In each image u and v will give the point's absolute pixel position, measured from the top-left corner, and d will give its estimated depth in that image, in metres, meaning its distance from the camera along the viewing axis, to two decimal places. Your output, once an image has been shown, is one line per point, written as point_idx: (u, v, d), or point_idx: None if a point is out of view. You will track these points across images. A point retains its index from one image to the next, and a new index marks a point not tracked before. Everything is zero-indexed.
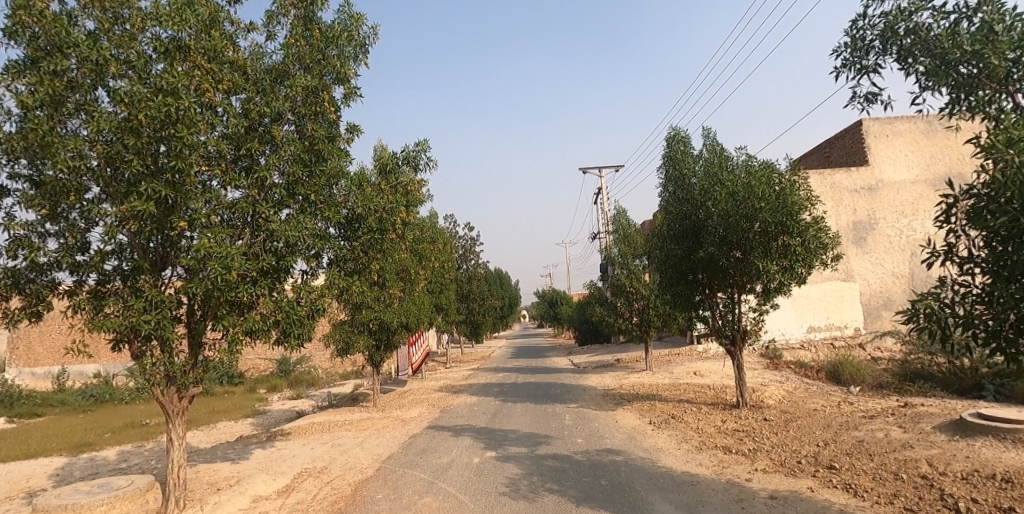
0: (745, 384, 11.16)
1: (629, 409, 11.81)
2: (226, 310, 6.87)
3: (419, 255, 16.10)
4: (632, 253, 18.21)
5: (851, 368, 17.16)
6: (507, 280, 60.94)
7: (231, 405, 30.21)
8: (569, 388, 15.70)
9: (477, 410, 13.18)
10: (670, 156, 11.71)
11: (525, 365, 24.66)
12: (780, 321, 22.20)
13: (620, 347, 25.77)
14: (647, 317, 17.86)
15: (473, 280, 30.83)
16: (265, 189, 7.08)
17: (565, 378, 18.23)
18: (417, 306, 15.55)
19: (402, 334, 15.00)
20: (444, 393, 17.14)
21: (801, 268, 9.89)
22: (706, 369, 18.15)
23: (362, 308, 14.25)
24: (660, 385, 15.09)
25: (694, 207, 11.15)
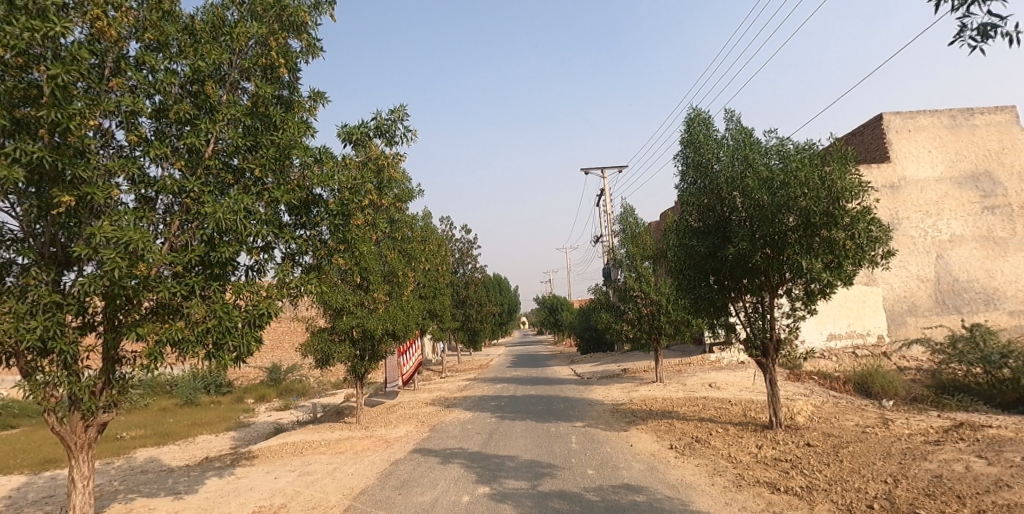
0: (778, 402, 9.67)
1: (645, 429, 10.29)
2: (138, 315, 5.36)
3: (408, 256, 14.63)
4: (642, 255, 16.74)
5: (881, 380, 15.73)
6: (506, 286, 59.52)
7: (215, 417, 28.64)
8: (573, 403, 14.17)
9: (470, 429, 11.67)
10: (689, 141, 10.29)
11: (525, 375, 23.18)
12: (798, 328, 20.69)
13: (625, 356, 24.21)
14: (658, 324, 16.37)
15: (470, 285, 29.35)
16: (197, 163, 5.59)
17: (569, 391, 16.74)
18: (407, 312, 14.01)
19: (388, 343, 13.49)
20: (436, 408, 15.60)
21: (849, 266, 8.38)
22: (722, 380, 16.69)
23: (343, 314, 12.74)
24: (674, 400, 13.62)
25: (720, 197, 9.72)
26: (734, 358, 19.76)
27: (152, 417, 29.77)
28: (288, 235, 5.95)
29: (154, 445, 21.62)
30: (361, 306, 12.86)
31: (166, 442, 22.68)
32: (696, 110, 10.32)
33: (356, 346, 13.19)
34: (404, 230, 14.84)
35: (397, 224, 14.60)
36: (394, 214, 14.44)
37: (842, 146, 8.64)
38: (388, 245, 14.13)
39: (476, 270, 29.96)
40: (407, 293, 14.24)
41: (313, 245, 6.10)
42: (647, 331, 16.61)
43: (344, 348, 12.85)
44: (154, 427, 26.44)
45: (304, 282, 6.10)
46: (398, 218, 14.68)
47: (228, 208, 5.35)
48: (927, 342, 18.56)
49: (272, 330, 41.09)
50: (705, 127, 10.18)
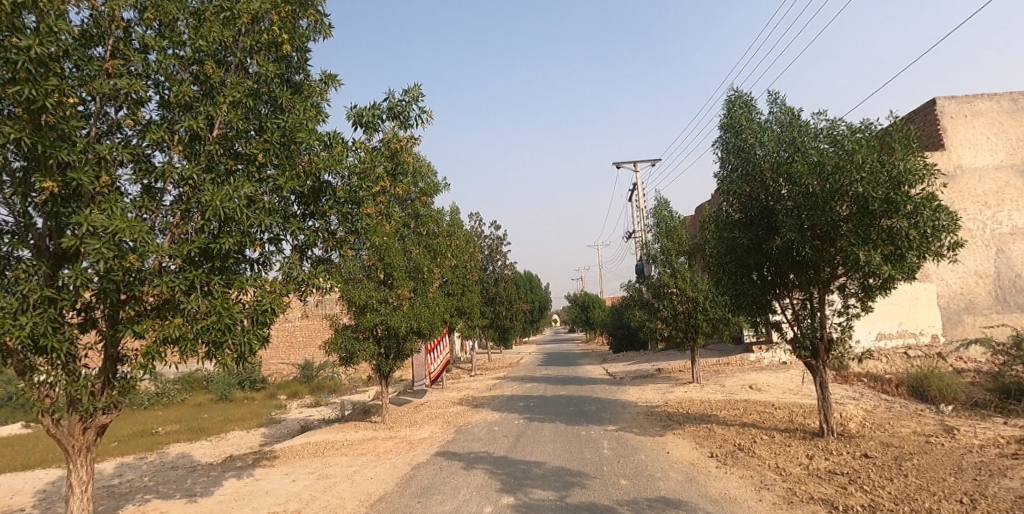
0: (829, 408, 8.92)
1: (682, 435, 9.64)
2: (137, 310, 5.04)
3: (434, 251, 14.22)
4: (677, 249, 15.98)
5: (938, 382, 14.68)
6: (537, 283, 58.93)
7: (248, 413, 28.84)
8: (605, 404, 13.56)
9: (497, 431, 11.18)
10: (729, 125, 9.58)
11: (556, 374, 22.59)
12: None
13: (659, 355, 23.40)
14: (695, 322, 15.61)
15: (500, 282, 28.89)
16: (197, 148, 5.17)
17: (601, 391, 16.12)
18: (432, 309, 13.60)
19: (414, 341, 13.07)
20: (463, 408, 15.17)
21: (911, 258, 7.58)
22: (763, 382, 15.84)
23: (366, 311, 12.40)
24: (713, 402, 12.89)
25: (765, 186, 8.99)
26: (775, 358, 18.85)
27: (188, 413, 30.17)
28: (295, 226, 5.47)
29: (187, 441, 21.77)
30: (384, 303, 12.52)
31: (199, 437, 22.86)
32: (737, 92, 9.60)
33: (381, 345, 12.84)
34: (429, 225, 14.44)
35: (421, 219, 14.22)
36: (418, 209, 14.08)
37: (903, 125, 7.81)
38: (412, 241, 13.79)
39: (506, 267, 29.47)
40: (432, 290, 13.84)
41: (325, 237, 5.65)
42: (683, 329, 15.90)
43: (368, 346, 12.52)
44: (189, 423, 26.75)
45: (313, 277, 5.66)
46: (423, 212, 14.32)
47: (227, 195, 4.91)
48: (987, 342, 17.32)
49: (305, 327, 41.39)
50: (747, 109, 9.43)
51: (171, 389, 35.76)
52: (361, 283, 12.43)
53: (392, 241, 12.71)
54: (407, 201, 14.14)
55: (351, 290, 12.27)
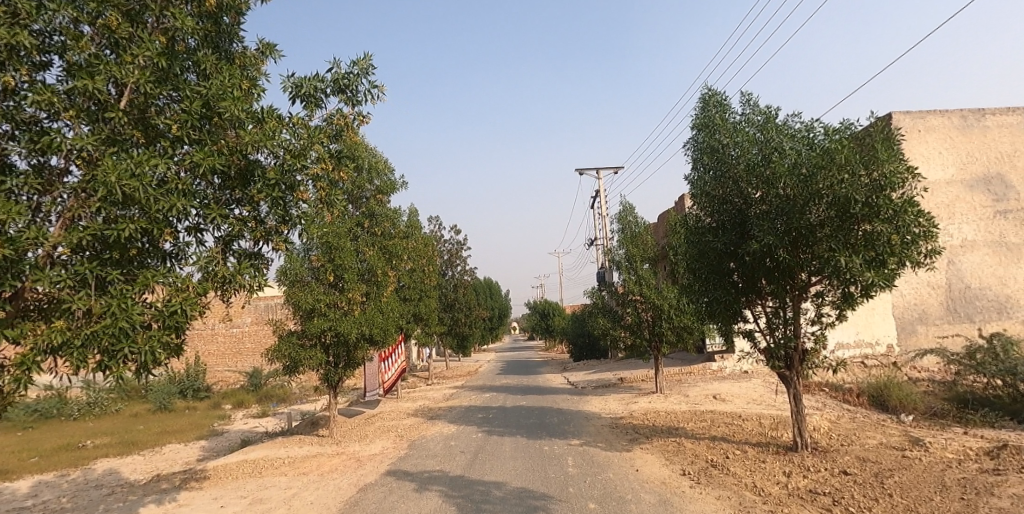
0: (803, 421, 8.51)
1: (650, 450, 9.07)
2: (14, 310, 4.13)
3: (389, 254, 13.39)
4: (642, 256, 15.57)
5: (898, 392, 14.64)
6: (497, 290, 58.26)
7: (188, 424, 27.12)
8: (568, 416, 12.93)
9: (454, 447, 10.39)
10: (702, 125, 9.15)
11: (515, 383, 21.90)
12: None
13: (620, 363, 22.99)
14: (659, 330, 15.18)
15: (459, 288, 28.07)
16: (97, 115, 4.29)
17: (563, 401, 15.52)
18: (387, 315, 12.74)
19: (365, 349, 12.18)
20: (418, 420, 14.31)
21: (893, 264, 7.20)
22: (727, 392, 15.53)
23: (314, 316, 11.48)
24: (678, 413, 12.44)
25: (739, 188, 8.57)
26: (736, 368, 18.67)
27: (122, 424, 28.21)
28: (215, 211, 4.59)
29: (116, 456, 20.14)
30: (333, 307, 11.63)
31: (131, 451, 21.22)
32: (711, 90, 9.18)
33: (329, 353, 11.91)
34: (385, 226, 13.61)
35: (377, 219, 13.40)
36: (373, 208, 13.29)
37: (884, 125, 7.47)
38: (367, 243, 12.99)
39: (465, 272, 28.67)
40: (387, 296, 13.01)
41: (255, 227, 4.81)
42: (647, 338, 15.47)
43: (315, 355, 11.54)
44: (121, 436, 24.91)
45: (241, 272, 4.80)
46: (378, 212, 13.48)
47: (125, 170, 4.06)
48: (941, 352, 17.51)
49: (253, 334, 39.57)
50: (721, 108, 9.01)
51: (106, 398, 33.52)
52: (309, 287, 11.59)
53: (344, 240, 11.90)
54: (361, 200, 13.37)
55: (298, 294, 11.42)
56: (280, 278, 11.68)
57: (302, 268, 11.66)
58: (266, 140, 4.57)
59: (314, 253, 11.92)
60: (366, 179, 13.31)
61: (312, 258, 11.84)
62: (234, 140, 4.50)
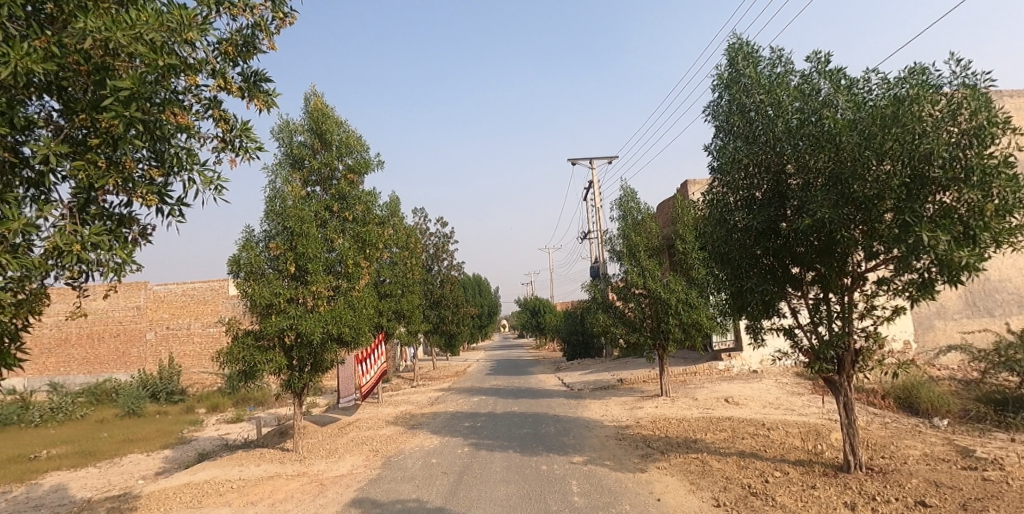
0: (857, 435, 7.07)
1: (670, 470, 7.58)
2: None
3: (363, 242, 11.76)
4: (645, 246, 14.09)
5: (928, 393, 13.29)
6: (486, 288, 56.72)
7: (155, 431, 25.36)
8: (566, 425, 11.42)
9: (435, 466, 8.82)
10: (732, 81, 7.67)
11: (506, 384, 20.41)
12: None
13: (617, 362, 21.54)
14: (665, 327, 13.72)
15: (446, 284, 26.51)
16: None
17: (559, 406, 14.01)
18: (360, 311, 11.13)
19: (333, 351, 10.54)
20: (398, 429, 12.74)
21: (981, 239, 5.83)
22: (740, 394, 14.10)
23: (273, 313, 9.90)
24: (692, 420, 10.99)
25: (778, 153, 7.12)
26: (744, 368, 17.26)
27: (86, 431, 26.39)
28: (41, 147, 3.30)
29: (69, 469, 18.39)
30: (295, 302, 10.05)
31: (86, 462, 19.48)
32: (740, 40, 7.69)
33: (290, 356, 10.29)
34: (360, 210, 11.87)
35: (349, 203, 11.65)
36: (344, 191, 11.52)
37: (966, 65, 6.00)
38: (337, 229, 11.33)
39: (452, 267, 27.07)
40: (363, 291, 11.35)
41: (113, 174, 3.62)
42: (652, 336, 14.09)
43: (274, 358, 9.94)
44: (80, 444, 23.10)
45: (87, 245, 3.31)
46: (350, 194, 11.72)
47: None
48: (966, 349, 16.20)
49: None
50: (751, 61, 7.53)
51: (71, 403, 31.60)
52: (266, 279, 9.99)
53: (307, 225, 10.29)
54: (331, 181, 11.61)
55: (253, 288, 9.84)
56: (233, 269, 10.08)
57: (259, 258, 10.06)
58: (119, 29, 3.40)
59: (272, 240, 10.32)
60: (337, 157, 11.55)
61: (270, 246, 10.24)
62: (71, 33, 3.39)
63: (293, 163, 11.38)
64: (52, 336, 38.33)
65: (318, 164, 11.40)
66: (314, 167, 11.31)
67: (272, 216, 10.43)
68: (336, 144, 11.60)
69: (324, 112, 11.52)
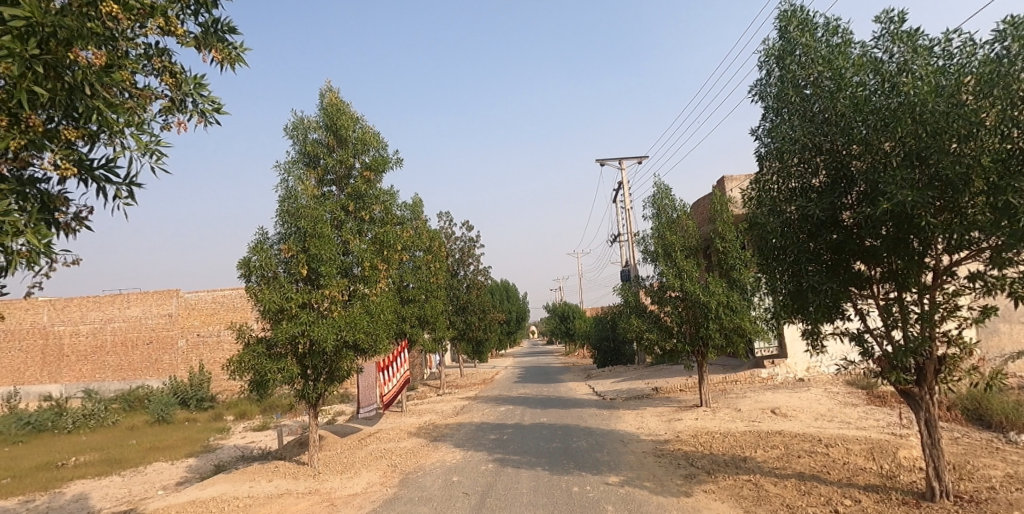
0: (941, 456, 6.10)
1: (719, 495, 6.69)
2: None
3: (382, 244, 11.12)
4: (682, 245, 13.17)
5: (1001, 405, 12.03)
6: (514, 294, 56.07)
7: (182, 438, 25.19)
8: (599, 439, 10.56)
9: (455, 486, 8.04)
10: (784, 51, 6.79)
11: (535, 393, 19.63)
12: None
13: (651, 370, 20.51)
14: (704, 333, 12.76)
15: (473, 289, 25.85)
16: None
17: (591, 418, 13.14)
18: (378, 317, 10.49)
19: (349, 359, 9.89)
20: (419, 441, 12.04)
21: None
22: (788, 405, 13.03)
23: (285, 318, 9.32)
24: (738, 435, 10.03)
25: (843, 131, 6.23)
26: (789, 375, 16.27)
27: (115, 438, 26.47)
28: None
29: (93, 478, 18.19)
30: (307, 306, 9.46)
31: (112, 471, 19.29)
32: (792, 6, 6.80)
33: (303, 364, 9.68)
34: (379, 210, 11.18)
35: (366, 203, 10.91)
36: (360, 190, 10.82)
37: None
38: (354, 230, 10.68)
39: (478, 272, 26.43)
40: (382, 295, 10.70)
41: (19, 136, 3.55)
42: (690, 343, 13.14)
43: (287, 367, 9.36)
44: (108, 452, 23.05)
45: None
46: (367, 192, 10.97)
47: None
48: None
49: None
50: (807, 29, 6.65)
51: (103, 410, 31.89)
52: (276, 283, 9.43)
53: (320, 225, 9.70)
54: (347, 180, 10.97)
55: (264, 292, 9.29)
56: (243, 272, 9.55)
57: (269, 260, 9.50)
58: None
59: (284, 241, 9.75)
60: (353, 155, 10.89)
61: (280, 247, 9.66)
62: None
63: (307, 160, 10.76)
64: (87, 343, 38.91)
65: (333, 161, 10.76)
66: (328, 165, 10.67)
67: (284, 216, 9.86)
68: (352, 141, 10.93)
69: (339, 106, 10.86)
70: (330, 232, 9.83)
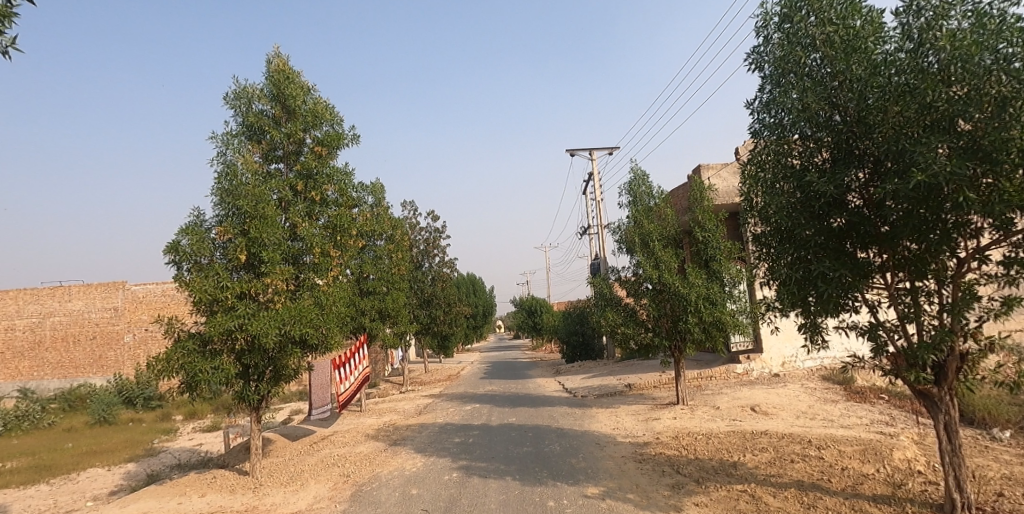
0: (961, 464, 5.46)
1: (712, 509, 5.92)
2: None
3: (336, 229, 10.02)
4: (660, 235, 12.41)
5: (983, 401, 11.66)
6: (481, 288, 55.09)
7: (124, 440, 23.52)
8: (573, 442, 9.73)
9: (414, 501, 7.07)
10: (791, 9, 6.04)
11: (503, 390, 18.76)
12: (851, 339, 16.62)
13: (622, 366, 19.83)
14: (683, 328, 12.06)
15: (438, 281, 24.82)
16: None
17: (563, 417, 12.33)
18: (330, 310, 9.42)
19: (296, 357, 8.81)
20: (377, 446, 11.01)
21: None
22: (768, 402, 12.47)
23: (220, 311, 8.20)
24: (721, 436, 9.33)
25: (858, 98, 5.53)
26: (765, 370, 15.80)
27: (50, 441, 24.59)
28: None
29: (18, 487, 16.60)
30: (246, 297, 8.36)
31: (40, 478, 17.69)
32: None
33: (241, 363, 8.56)
34: (332, 191, 10.08)
35: (316, 182, 9.80)
36: (310, 167, 9.70)
37: None
38: (303, 213, 9.57)
39: (443, 265, 25.38)
40: (335, 285, 9.66)
41: None
42: (667, 338, 12.42)
43: (221, 366, 8.25)
44: (41, 456, 21.30)
45: None
46: (318, 171, 9.82)
47: None
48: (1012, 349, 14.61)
49: None
50: None
51: (40, 410, 29.78)
52: (210, 270, 8.29)
53: (263, 206, 8.60)
54: (297, 156, 9.82)
55: (195, 281, 8.16)
56: (172, 258, 8.37)
57: (203, 245, 8.36)
58: None
59: (221, 223, 8.61)
60: (302, 128, 9.77)
61: (215, 229, 8.53)
62: None
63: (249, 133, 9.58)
64: (26, 339, 36.43)
65: (280, 135, 9.61)
66: (274, 138, 9.52)
67: (220, 195, 8.72)
68: (302, 113, 9.79)
69: (287, 73, 9.69)
70: (274, 214, 8.71)
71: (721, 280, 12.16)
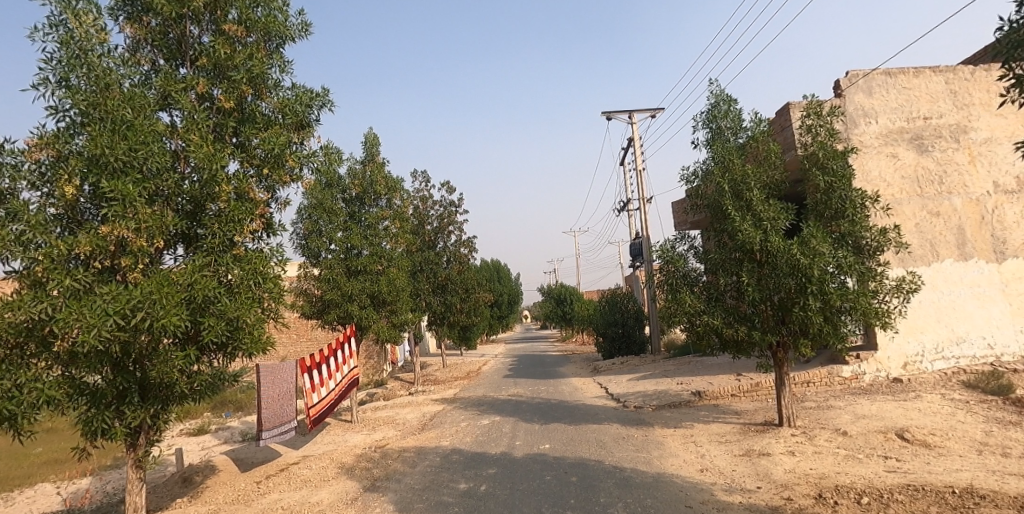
0: None
1: None
2: None
3: (280, 165, 6.34)
4: (760, 182, 8.54)
5: None
6: (507, 275, 51.34)
7: None
8: (645, 500, 6.02)
9: None
10: None
11: (533, 394, 15.21)
12: (1001, 334, 12.40)
13: (678, 365, 15.99)
14: (799, 318, 8.18)
15: (454, 264, 21.23)
16: None
17: (617, 443, 8.64)
18: (260, 293, 5.79)
19: (185, 367, 5.20)
20: (347, 490, 7.45)
21: None
22: (917, 427, 8.61)
23: (34, 289, 4.65)
24: (902, 500, 5.52)
25: None
26: (880, 374, 12.07)
27: None
28: None
29: None
30: (80, 264, 4.78)
31: None
32: None
33: (74, 376, 5.00)
34: (264, 104, 6.41)
35: (232, 84, 6.11)
36: (220, 58, 6.00)
37: None
38: (210, 133, 5.94)
39: (461, 244, 21.80)
40: (269, 253, 6.10)
41: None
42: (773, 333, 8.56)
43: (33, 380, 4.71)
44: None
45: None
46: (234, 68, 6.10)
47: None
48: None
49: None
50: None
51: None
52: (15, 213, 4.73)
53: (120, 111, 5.07)
54: (202, 44, 6.14)
55: None
56: None
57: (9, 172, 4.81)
58: None
59: (46, 136, 5.01)
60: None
61: (32, 144, 4.95)
62: None
63: (124, 7, 5.99)
64: None
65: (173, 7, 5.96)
66: (161, 11, 5.87)
67: (50, 87, 5.13)
68: None
69: None
70: (142, 123, 5.13)
71: (853, 248, 8.31)
